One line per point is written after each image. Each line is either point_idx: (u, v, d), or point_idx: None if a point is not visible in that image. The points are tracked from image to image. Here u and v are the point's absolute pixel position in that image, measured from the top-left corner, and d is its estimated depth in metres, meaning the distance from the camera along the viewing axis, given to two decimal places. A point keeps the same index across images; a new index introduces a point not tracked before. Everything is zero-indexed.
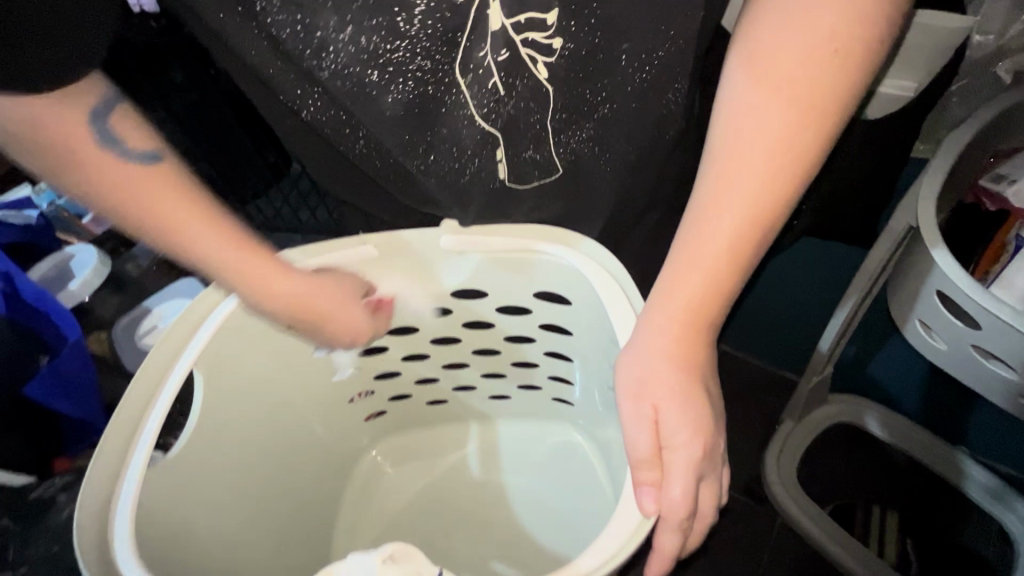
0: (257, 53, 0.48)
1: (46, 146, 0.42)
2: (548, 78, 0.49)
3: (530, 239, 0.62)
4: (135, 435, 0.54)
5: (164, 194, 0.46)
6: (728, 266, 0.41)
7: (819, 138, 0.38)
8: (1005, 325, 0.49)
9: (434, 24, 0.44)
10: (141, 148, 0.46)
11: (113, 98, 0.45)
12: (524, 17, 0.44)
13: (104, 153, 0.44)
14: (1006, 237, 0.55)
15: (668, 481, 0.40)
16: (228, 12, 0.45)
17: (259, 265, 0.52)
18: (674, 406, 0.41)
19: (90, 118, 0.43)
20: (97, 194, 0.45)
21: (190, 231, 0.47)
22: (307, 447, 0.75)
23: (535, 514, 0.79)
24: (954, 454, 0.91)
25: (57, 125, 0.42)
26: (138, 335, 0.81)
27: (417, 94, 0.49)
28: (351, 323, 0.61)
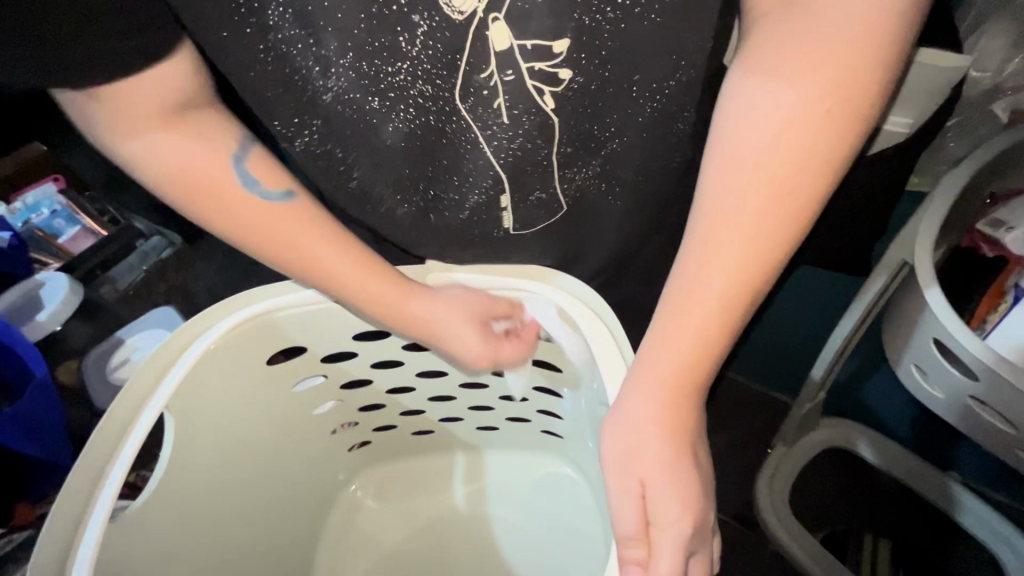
0: (257, 74, 0.45)
1: (200, 195, 0.48)
2: (555, 109, 0.46)
3: (516, 278, 0.60)
4: (93, 495, 0.48)
5: (295, 222, 0.50)
6: (722, 320, 0.39)
7: (830, 166, 0.36)
8: (1005, 379, 0.47)
9: (435, 46, 0.41)
10: (274, 187, 0.51)
11: (248, 141, 0.51)
12: (532, 43, 0.41)
13: (247, 195, 0.50)
14: (1005, 282, 0.54)
15: (656, 558, 0.38)
16: (232, 30, 0.42)
17: (379, 282, 0.53)
18: (663, 479, 0.38)
19: (231, 161, 0.49)
20: (241, 231, 0.50)
21: (317, 251, 0.51)
22: (285, 482, 0.73)
23: (517, 545, 0.77)
24: (944, 481, 0.88)
25: (203, 169, 0.48)
26: (110, 369, 0.78)
27: (419, 124, 0.47)
28: (465, 347, 0.57)
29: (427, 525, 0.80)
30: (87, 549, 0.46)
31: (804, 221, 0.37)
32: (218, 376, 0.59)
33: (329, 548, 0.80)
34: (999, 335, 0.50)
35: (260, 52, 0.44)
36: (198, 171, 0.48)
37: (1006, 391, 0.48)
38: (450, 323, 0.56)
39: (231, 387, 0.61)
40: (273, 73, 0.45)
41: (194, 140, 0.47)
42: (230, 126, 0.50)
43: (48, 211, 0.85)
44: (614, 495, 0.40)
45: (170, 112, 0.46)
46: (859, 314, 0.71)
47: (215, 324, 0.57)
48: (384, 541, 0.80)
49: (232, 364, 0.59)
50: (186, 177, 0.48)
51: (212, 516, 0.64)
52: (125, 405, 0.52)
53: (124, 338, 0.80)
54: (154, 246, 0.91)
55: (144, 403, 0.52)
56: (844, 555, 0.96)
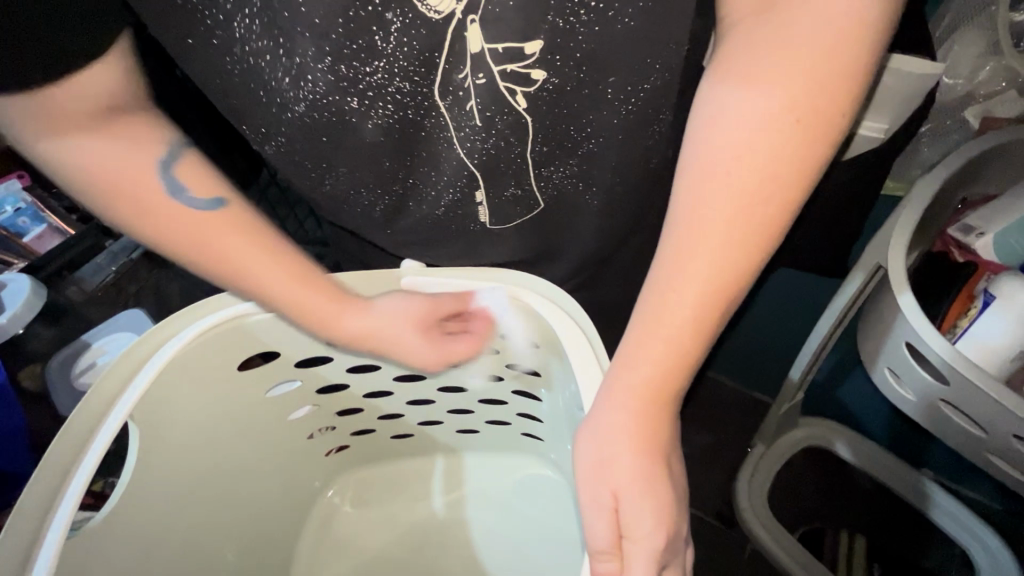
0: (224, 82, 0.45)
1: (126, 199, 0.46)
2: (527, 109, 0.46)
3: (492, 283, 0.58)
4: (50, 509, 0.46)
5: (224, 231, 0.48)
6: (694, 323, 0.38)
7: (810, 163, 0.36)
8: (971, 383, 0.48)
9: (410, 43, 0.40)
10: (202, 195, 0.48)
11: (178, 147, 0.49)
12: (503, 45, 0.41)
13: (171, 202, 0.47)
14: (973, 288, 0.54)
15: (627, 570, 0.38)
16: (197, 38, 0.42)
17: (314, 294, 0.51)
18: (636, 492, 0.38)
19: (157, 167, 0.47)
20: (166, 240, 0.48)
21: (246, 262, 0.49)
22: (257, 487, 0.72)
23: (494, 548, 0.77)
24: (918, 478, 0.90)
25: (130, 174, 0.46)
26: (75, 374, 0.75)
27: (397, 119, 0.46)
28: (411, 353, 0.56)
29: (407, 529, 0.80)
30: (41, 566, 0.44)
31: (776, 231, 0.37)
32: (189, 381, 0.58)
33: (305, 553, 0.79)
34: (967, 339, 0.50)
35: (227, 62, 0.43)
36: (122, 176, 0.45)
37: (975, 393, 0.48)
38: (402, 334, 0.55)
39: (202, 391, 0.60)
40: (240, 85, 0.45)
41: (127, 146, 0.45)
42: (162, 130, 0.48)
43: (12, 208, 0.81)
44: (587, 505, 0.40)
45: (103, 114, 0.44)
46: (836, 316, 0.72)
47: (184, 328, 0.56)
48: (361, 545, 0.79)
49: (203, 368, 0.58)
50: (108, 181, 0.45)
51: (182, 523, 0.63)
52: (85, 413, 0.50)
53: (92, 342, 0.77)
54: (124, 246, 0.87)
55: (107, 411, 0.51)
56: (821, 553, 0.98)
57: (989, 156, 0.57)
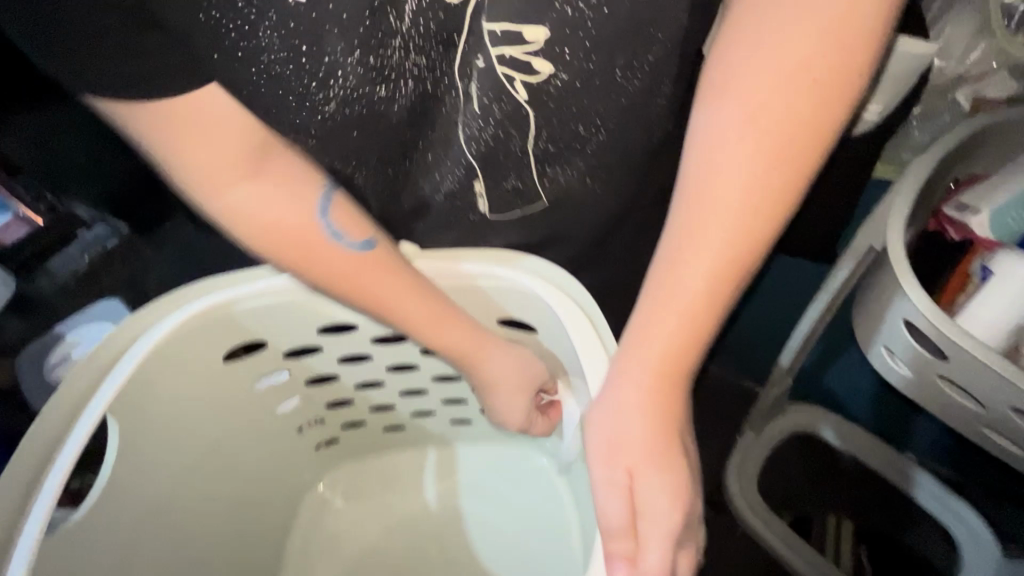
0: (250, 95, 0.42)
1: (287, 245, 0.47)
2: (529, 100, 0.45)
3: (491, 265, 0.56)
4: (22, 511, 0.43)
5: (379, 274, 0.49)
6: (711, 300, 0.37)
7: (838, 121, 0.36)
8: (972, 357, 0.48)
9: (427, 24, 0.39)
10: (358, 239, 0.49)
11: (331, 189, 0.49)
12: (501, 28, 0.40)
13: (330, 245, 0.48)
14: (971, 266, 0.54)
15: (644, 550, 0.36)
16: (223, 53, 0.39)
17: (454, 335, 0.53)
18: (651, 467, 0.37)
19: (314, 210, 0.47)
20: (324, 277, 0.49)
21: (386, 300, 0.50)
22: (243, 484, 0.69)
23: (488, 539, 0.76)
24: (902, 461, 0.92)
25: (286, 218, 0.46)
26: (47, 368, 0.70)
27: (418, 95, 0.44)
28: (516, 409, 0.57)
29: (401, 522, 0.78)
30: (17, 568, 0.41)
31: (789, 203, 0.37)
32: (169, 376, 0.55)
33: (296, 549, 0.77)
34: (966, 315, 0.50)
35: (253, 78, 0.40)
36: (284, 220, 0.46)
37: (975, 367, 0.48)
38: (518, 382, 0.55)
39: (183, 385, 0.57)
40: (264, 96, 0.41)
41: (276, 188, 0.46)
42: (310, 173, 0.48)
43: None
44: (599, 486, 0.38)
45: (256, 157, 0.44)
46: (827, 300, 0.72)
47: (164, 318, 0.53)
48: (353, 540, 0.77)
49: (187, 360, 0.56)
50: (253, 221, 0.45)
51: (165, 523, 0.60)
52: (60, 407, 0.47)
53: (65, 334, 0.73)
54: (97, 235, 0.86)
55: (85, 403, 0.48)
56: (809, 536, 1.01)
57: (980, 136, 0.57)
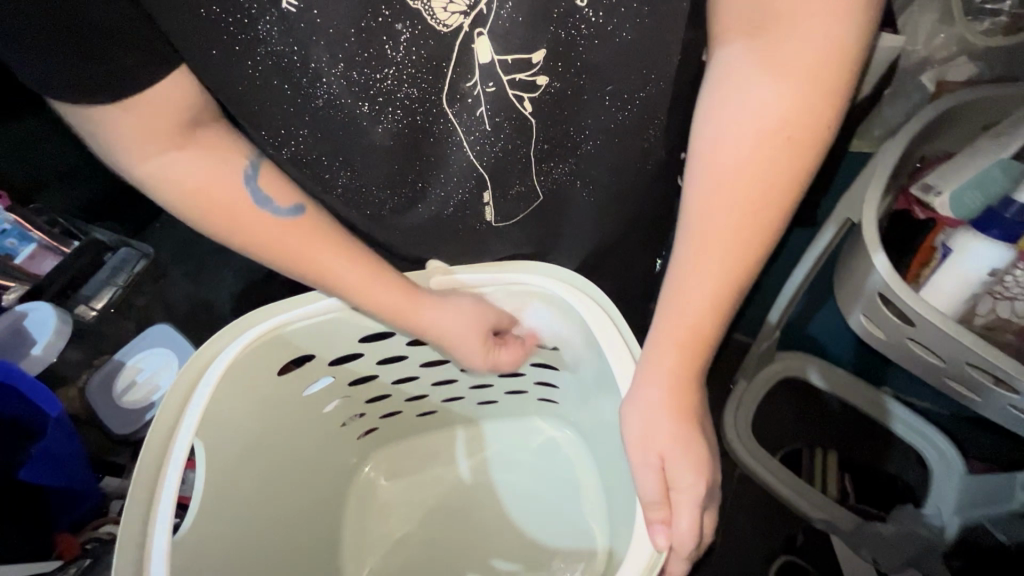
0: (245, 89, 0.44)
1: (211, 206, 0.48)
2: (533, 112, 0.47)
3: (515, 273, 0.62)
4: (147, 529, 0.50)
5: (308, 237, 0.52)
6: (713, 306, 0.44)
7: (814, 144, 0.40)
8: (933, 325, 0.56)
9: (418, 52, 0.40)
10: (286, 203, 0.52)
11: (258, 158, 0.51)
12: (512, 57, 0.42)
13: (261, 211, 0.50)
14: (934, 240, 0.61)
15: (676, 516, 0.45)
16: (221, 48, 0.41)
17: (396, 297, 0.55)
18: (677, 451, 0.44)
19: (243, 177, 0.50)
20: (250, 245, 0.51)
21: (324, 263, 0.52)
22: (301, 478, 0.77)
23: (520, 505, 0.85)
24: (882, 398, 1.03)
25: (212, 188, 0.48)
26: (117, 394, 0.77)
27: (406, 125, 0.46)
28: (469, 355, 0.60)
29: (441, 498, 0.87)
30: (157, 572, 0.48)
31: (774, 218, 0.42)
32: (234, 397, 0.61)
33: (352, 531, 0.85)
34: (930, 290, 0.59)
35: (248, 67, 0.42)
36: (213, 188, 0.48)
37: (936, 332, 0.57)
38: (466, 341, 0.59)
39: (247, 400, 0.63)
40: (256, 90, 0.44)
41: (203, 160, 0.47)
42: (238, 142, 0.50)
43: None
44: (638, 468, 0.46)
45: (190, 124, 0.46)
46: (811, 263, 0.80)
47: (226, 346, 0.59)
48: (400, 516, 0.86)
49: (246, 381, 0.61)
50: (187, 192, 0.47)
51: (245, 519, 0.67)
52: (158, 434, 0.53)
53: (124, 360, 0.79)
54: (123, 259, 0.88)
55: (174, 433, 0.54)
56: (799, 469, 1.09)
57: (941, 118, 0.63)
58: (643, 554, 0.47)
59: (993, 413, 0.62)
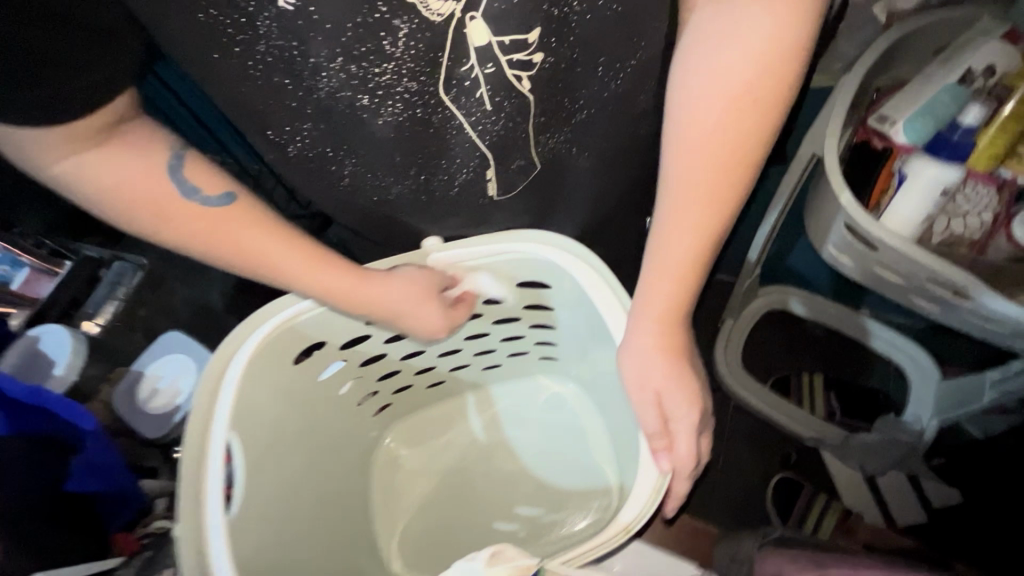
0: (251, 88, 0.47)
1: (141, 206, 0.48)
2: (531, 88, 0.48)
3: (506, 241, 0.65)
4: (202, 523, 0.54)
5: (237, 225, 0.51)
6: (699, 252, 0.48)
7: (780, 93, 0.43)
8: (894, 247, 0.61)
9: (416, 45, 0.42)
10: (212, 192, 0.51)
11: (180, 148, 0.51)
12: (509, 38, 0.43)
13: (184, 201, 0.50)
14: (892, 166, 0.65)
15: (676, 442, 0.50)
16: (223, 53, 0.44)
17: (336, 274, 0.56)
18: (673, 387, 0.49)
19: (167, 168, 0.49)
20: (180, 240, 0.50)
21: (258, 251, 0.52)
22: (328, 457, 0.82)
23: (535, 455, 0.91)
24: (860, 318, 1.10)
25: (135, 184, 0.47)
26: (142, 402, 0.79)
27: (407, 116, 0.48)
28: (424, 318, 0.62)
29: (461, 459, 0.92)
30: (220, 556, 0.53)
31: (751, 165, 0.45)
32: (258, 390, 0.65)
33: (381, 501, 0.90)
34: (888, 215, 0.64)
35: (249, 66, 0.45)
36: (136, 184, 0.47)
37: (896, 253, 0.62)
38: (413, 299, 0.61)
39: (270, 392, 0.67)
40: (258, 87, 0.47)
41: (131, 156, 0.47)
42: (159, 136, 0.50)
43: None
44: (638, 404, 0.51)
45: (105, 129, 0.45)
46: (782, 200, 0.83)
47: (239, 348, 0.62)
48: (425, 481, 0.91)
49: (267, 376, 0.65)
50: (111, 188, 0.47)
51: (284, 502, 0.72)
52: (193, 435, 0.57)
53: (144, 369, 0.81)
54: (120, 272, 0.90)
55: (207, 434, 0.58)
56: (789, 393, 1.14)
57: (896, 49, 0.66)
58: (651, 479, 0.51)
59: (953, 320, 0.67)
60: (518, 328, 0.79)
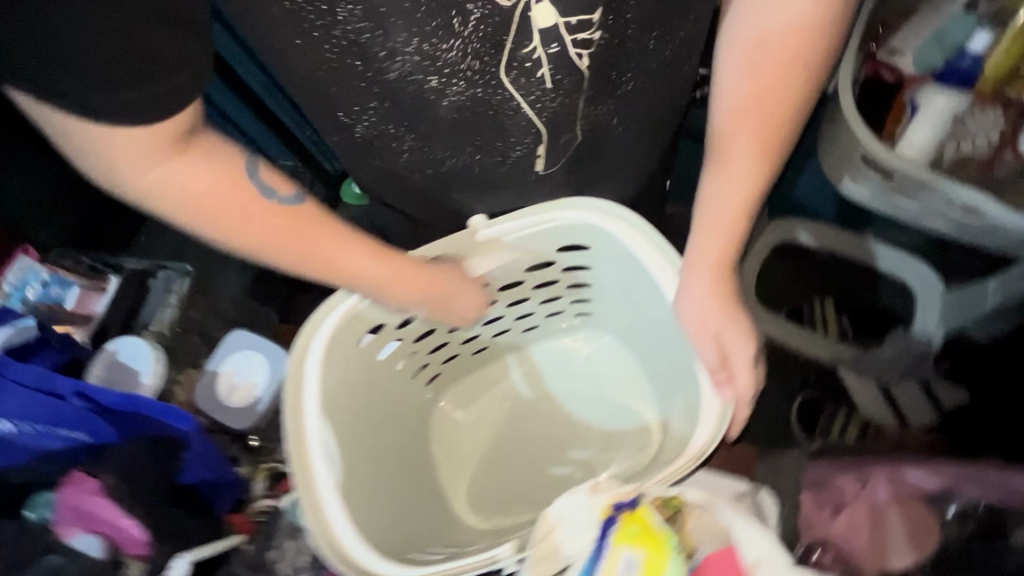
0: (325, 70, 0.52)
1: (220, 211, 0.50)
2: (588, 66, 0.51)
3: (546, 210, 0.69)
4: (314, 494, 0.60)
5: (309, 226, 0.55)
6: (745, 190, 0.53)
7: (819, 40, 0.48)
8: (913, 173, 0.66)
9: (484, 28, 0.46)
10: (284, 195, 0.55)
11: (249, 156, 0.54)
12: (575, 18, 0.46)
13: (260, 203, 0.53)
14: (903, 97, 0.70)
15: (735, 374, 0.55)
16: (304, 39, 0.48)
17: (399, 269, 0.61)
18: (728, 322, 0.55)
19: (244, 174, 0.52)
20: (255, 243, 0.53)
21: (332, 249, 0.57)
22: (393, 428, 0.88)
23: (581, 404, 0.97)
24: (867, 241, 1.11)
25: (215, 191, 0.50)
26: (222, 398, 0.85)
27: (469, 97, 0.53)
28: (471, 302, 0.70)
29: (513, 416, 0.99)
30: (337, 518, 0.60)
31: (789, 107, 0.51)
32: (332, 373, 0.70)
33: (444, 466, 0.95)
34: (903, 143, 0.68)
35: (324, 50, 0.49)
36: (214, 190, 0.50)
37: (913, 179, 0.66)
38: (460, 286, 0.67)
39: (342, 373, 0.72)
40: (331, 71, 0.52)
41: (207, 164, 0.49)
42: (230, 145, 0.52)
43: (39, 283, 0.90)
44: (697, 341, 0.57)
45: (186, 138, 0.47)
46: None
47: (316, 333, 0.68)
48: (481, 441, 0.97)
49: (340, 358, 0.71)
50: (190, 195, 0.48)
51: (371, 469, 0.78)
52: (289, 416, 0.63)
53: (218, 369, 0.86)
54: (166, 280, 0.95)
55: (300, 414, 0.64)
56: (803, 320, 1.20)
57: None
58: (714, 409, 0.56)
59: (972, 237, 0.69)
60: (556, 290, 0.84)
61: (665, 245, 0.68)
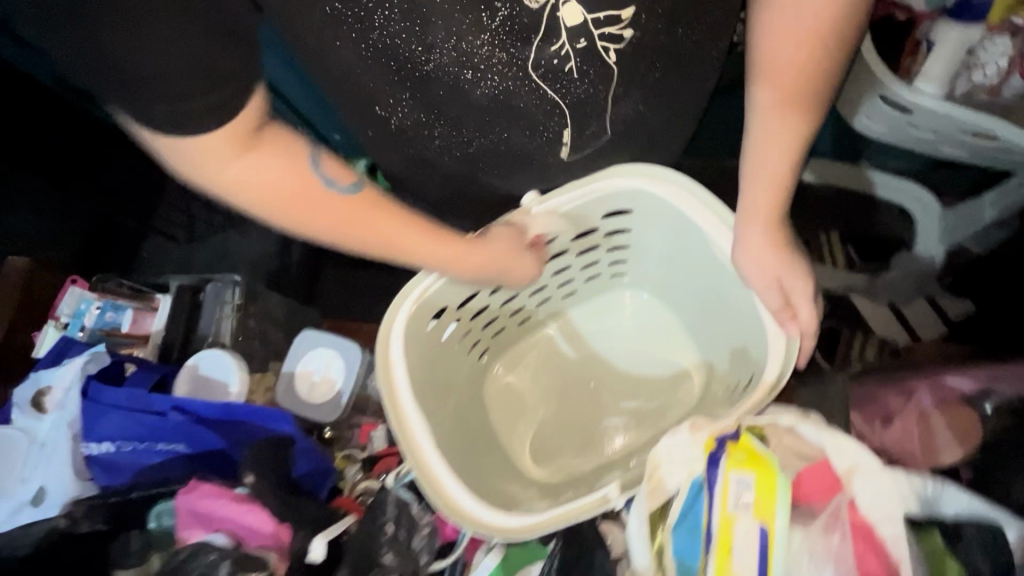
0: (365, 74, 0.54)
1: (296, 205, 0.57)
2: (616, 61, 0.56)
3: (595, 177, 0.73)
4: (423, 459, 0.64)
5: (370, 210, 0.60)
6: (790, 136, 0.59)
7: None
8: (932, 106, 0.71)
9: (513, 22, 0.51)
10: (346, 183, 0.60)
11: (318, 150, 0.59)
12: (603, 14, 0.52)
13: (326, 191, 0.58)
14: (917, 33, 0.75)
15: (800, 309, 0.61)
16: (344, 39, 0.50)
17: (453, 245, 0.65)
18: (789, 269, 0.61)
19: (311, 167, 0.57)
20: (327, 229, 0.59)
21: (389, 230, 0.61)
22: (461, 401, 0.92)
23: (627, 359, 1.03)
24: (864, 171, 1.17)
25: (285, 185, 0.55)
26: (304, 397, 0.88)
27: (502, 89, 0.57)
28: (524, 270, 0.72)
29: (564, 378, 1.03)
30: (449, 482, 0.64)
31: (829, 55, 0.56)
32: (412, 357, 0.75)
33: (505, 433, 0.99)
34: (921, 77, 0.73)
35: (362, 51, 0.52)
36: (283, 185, 0.55)
37: (933, 111, 0.71)
38: (510, 255, 0.70)
39: (420, 355, 0.77)
40: (366, 71, 0.54)
41: (278, 160, 0.55)
42: (299, 141, 0.58)
43: (95, 310, 0.93)
44: (761, 289, 0.63)
45: (254, 138, 0.53)
46: None
47: (396, 317, 0.73)
48: (535, 406, 1.01)
49: (417, 338, 0.76)
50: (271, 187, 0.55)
51: (452, 438, 0.83)
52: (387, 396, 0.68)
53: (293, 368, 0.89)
54: (217, 291, 0.96)
55: (394, 392, 0.68)
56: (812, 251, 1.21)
57: None
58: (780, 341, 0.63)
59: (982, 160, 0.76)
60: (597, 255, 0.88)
61: (710, 199, 0.73)
